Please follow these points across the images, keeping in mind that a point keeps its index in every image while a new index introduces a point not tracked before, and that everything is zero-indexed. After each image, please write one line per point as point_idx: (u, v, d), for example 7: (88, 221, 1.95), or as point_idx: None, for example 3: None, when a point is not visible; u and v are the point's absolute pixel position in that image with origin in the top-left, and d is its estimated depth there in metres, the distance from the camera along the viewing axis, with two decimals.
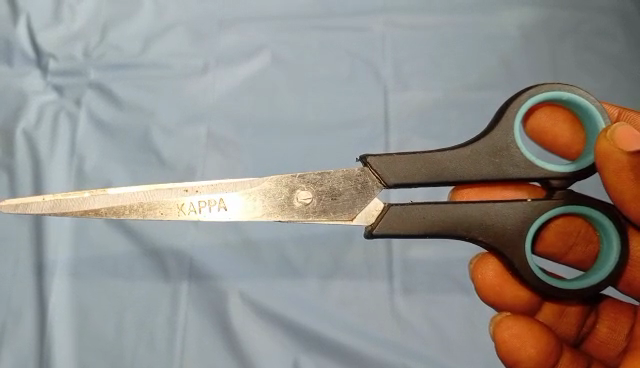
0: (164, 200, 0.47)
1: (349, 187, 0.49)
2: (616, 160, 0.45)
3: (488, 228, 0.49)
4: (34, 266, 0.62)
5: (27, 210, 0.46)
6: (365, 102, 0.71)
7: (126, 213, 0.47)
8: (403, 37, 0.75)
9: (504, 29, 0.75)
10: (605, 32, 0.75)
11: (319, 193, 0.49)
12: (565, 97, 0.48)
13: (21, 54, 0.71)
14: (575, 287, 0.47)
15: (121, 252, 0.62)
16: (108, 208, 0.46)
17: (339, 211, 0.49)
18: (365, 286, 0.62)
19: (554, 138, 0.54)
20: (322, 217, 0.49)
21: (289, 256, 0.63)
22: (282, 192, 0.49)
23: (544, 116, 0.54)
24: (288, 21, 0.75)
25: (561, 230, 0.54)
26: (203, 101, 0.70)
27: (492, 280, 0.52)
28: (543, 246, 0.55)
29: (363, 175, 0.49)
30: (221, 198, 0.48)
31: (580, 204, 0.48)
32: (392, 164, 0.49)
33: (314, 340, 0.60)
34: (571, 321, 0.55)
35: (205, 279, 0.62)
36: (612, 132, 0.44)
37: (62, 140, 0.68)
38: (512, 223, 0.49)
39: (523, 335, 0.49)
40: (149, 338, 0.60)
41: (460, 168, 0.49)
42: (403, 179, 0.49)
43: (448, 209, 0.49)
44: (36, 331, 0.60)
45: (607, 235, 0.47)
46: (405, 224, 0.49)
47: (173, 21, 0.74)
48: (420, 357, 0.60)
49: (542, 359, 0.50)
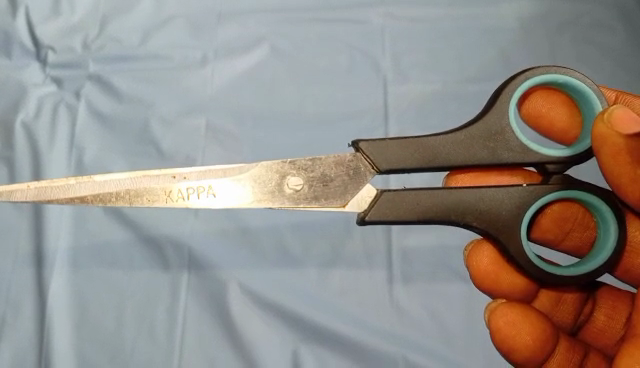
0: (152, 186, 0.47)
1: (340, 173, 0.49)
2: (612, 142, 0.45)
3: (482, 214, 0.49)
4: (33, 255, 0.62)
5: (12, 198, 0.46)
6: (364, 93, 0.71)
7: (112, 200, 0.47)
8: (403, 29, 0.75)
9: (502, 20, 0.75)
10: (603, 24, 0.75)
11: (310, 180, 0.49)
12: (561, 80, 0.48)
13: (21, 46, 0.71)
14: (573, 273, 0.47)
15: (120, 242, 0.62)
16: (94, 196, 0.46)
17: (330, 197, 0.49)
18: (365, 276, 0.62)
19: (550, 123, 0.54)
20: (313, 203, 0.49)
21: (288, 246, 0.63)
22: (273, 179, 0.48)
23: (540, 100, 0.54)
24: (287, 13, 0.75)
25: (558, 215, 0.54)
26: (203, 93, 0.70)
27: (487, 268, 0.52)
28: (539, 232, 0.55)
29: (355, 161, 0.49)
30: (210, 185, 0.48)
31: (576, 188, 0.48)
32: (385, 150, 0.49)
33: (314, 329, 0.60)
34: (569, 309, 0.55)
35: (203, 269, 0.62)
36: (609, 114, 0.44)
37: (61, 132, 0.68)
38: (507, 209, 0.49)
39: (519, 322, 0.49)
40: (149, 329, 0.60)
41: (454, 153, 0.49)
42: (397, 165, 0.49)
43: (442, 194, 0.49)
44: (36, 322, 0.60)
45: (605, 220, 0.47)
46: (399, 211, 0.48)
47: (173, 13, 0.74)
48: (419, 346, 0.60)
49: (539, 347, 0.49)
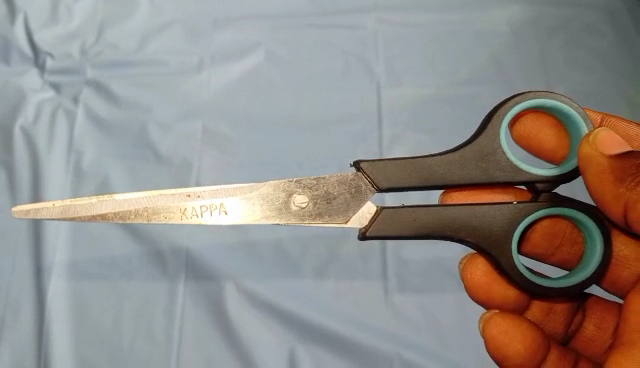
0: (168, 204, 0.47)
1: (343, 191, 0.50)
2: (596, 162, 0.46)
3: (476, 229, 0.50)
4: (32, 259, 0.63)
5: (37, 215, 0.46)
6: (358, 98, 0.72)
7: (132, 217, 0.47)
8: (396, 34, 0.76)
9: (493, 26, 0.76)
10: (593, 29, 0.77)
11: (314, 198, 0.50)
12: (548, 104, 0.49)
13: (19, 53, 0.72)
14: (561, 285, 0.48)
15: (118, 245, 0.63)
16: (115, 212, 0.47)
17: (333, 214, 0.50)
18: (359, 277, 0.63)
19: (539, 144, 0.56)
20: (317, 220, 0.50)
21: (284, 248, 0.64)
22: (280, 197, 0.49)
23: (530, 123, 0.56)
24: (282, 19, 0.76)
25: (547, 230, 0.55)
26: (200, 97, 0.71)
27: (480, 279, 0.53)
28: (530, 247, 0.56)
29: (356, 180, 0.50)
30: (221, 203, 0.48)
31: (565, 206, 0.49)
32: (385, 169, 0.50)
33: (311, 330, 0.61)
34: (559, 318, 0.57)
35: (200, 271, 0.63)
36: (594, 136, 0.46)
37: (60, 136, 0.69)
38: (498, 225, 0.50)
39: (511, 331, 0.50)
40: (148, 330, 0.60)
41: (449, 172, 0.50)
42: (395, 184, 0.50)
43: (437, 211, 0.50)
44: (35, 324, 0.60)
45: (592, 236, 0.48)
46: (398, 227, 0.50)
47: (170, 19, 0.75)
48: (415, 346, 0.61)
49: (530, 355, 0.50)
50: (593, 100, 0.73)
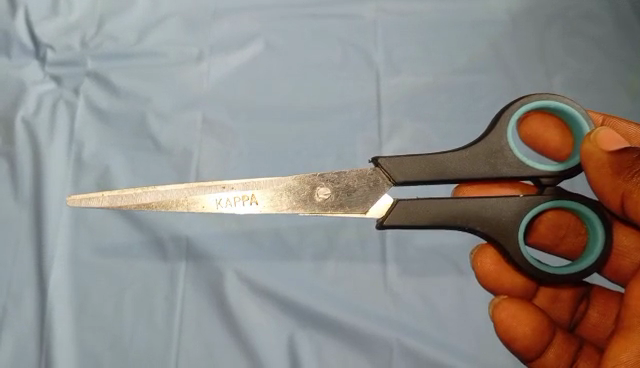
0: (205, 195, 0.50)
1: (362, 185, 0.52)
2: (596, 157, 0.48)
3: (486, 220, 0.52)
4: (34, 249, 0.63)
5: (89, 204, 0.49)
6: (357, 87, 0.73)
7: (173, 206, 0.50)
8: (394, 24, 0.76)
9: (492, 15, 0.76)
10: (593, 16, 0.77)
11: (336, 190, 0.52)
12: (552, 106, 0.52)
13: (20, 45, 0.73)
14: (565, 272, 0.50)
15: (119, 235, 0.64)
16: (158, 201, 0.50)
17: (353, 205, 0.52)
18: (359, 264, 0.63)
19: (544, 142, 0.57)
20: (339, 211, 0.52)
21: (284, 235, 0.64)
22: (305, 189, 0.52)
23: (536, 122, 0.57)
24: (280, 10, 0.77)
25: (552, 223, 0.57)
26: (199, 88, 0.72)
27: (490, 268, 0.55)
28: (537, 237, 0.58)
29: (374, 174, 0.52)
30: (252, 194, 0.51)
31: (567, 199, 0.51)
32: (401, 165, 0.52)
33: (311, 318, 0.61)
34: (565, 306, 0.58)
35: (201, 259, 0.63)
36: (595, 133, 0.48)
37: (60, 126, 0.69)
38: (506, 216, 0.52)
39: (519, 315, 0.52)
40: (149, 318, 0.61)
41: (460, 168, 0.52)
42: (410, 177, 0.52)
43: (449, 203, 0.52)
44: (38, 313, 0.61)
45: (592, 226, 0.50)
46: (413, 217, 0.52)
47: (169, 12, 0.75)
48: (415, 333, 0.61)
49: (536, 337, 0.52)
50: (593, 87, 0.73)
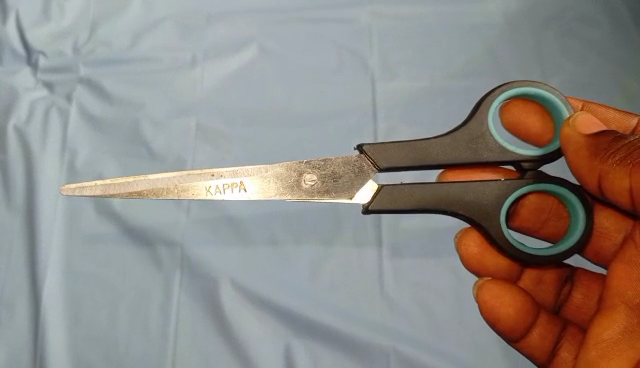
0: (195, 182, 0.51)
1: (348, 171, 0.53)
2: (574, 141, 0.49)
3: (468, 204, 0.53)
4: (27, 257, 0.63)
5: (82, 192, 0.50)
6: (352, 92, 0.72)
7: (164, 194, 0.51)
8: (390, 27, 0.76)
9: (488, 17, 0.76)
10: (590, 18, 0.76)
11: (322, 176, 0.53)
12: (532, 92, 0.52)
13: (11, 51, 0.72)
14: (546, 254, 0.51)
15: (113, 242, 0.63)
16: (149, 189, 0.50)
17: (339, 191, 0.53)
18: (355, 270, 0.62)
19: (526, 129, 0.58)
20: (325, 196, 0.52)
21: (280, 242, 0.63)
22: (292, 176, 0.52)
23: (518, 110, 0.58)
24: (276, 14, 0.76)
25: (534, 206, 0.58)
26: (193, 93, 0.71)
27: (475, 252, 0.57)
28: (519, 221, 0.60)
29: (359, 161, 0.53)
30: (240, 181, 0.52)
31: (549, 183, 0.52)
32: (385, 151, 0.53)
33: (307, 325, 0.61)
34: (549, 288, 0.60)
35: (195, 267, 0.62)
36: (574, 118, 0.49)
37: (53, 133, 0.68)
38: (488, 199, 0.53)
39: (502, 295, 0.54)
40: (144, 327, 0.60)
41: (442, 153, 0.53)
42: (394, 163, 0.53)
43: (432, 188, 0.53)
44: (31, 323, 0.60)
45: (573, 207, 0.51)
46: (397, 201, 0.53)
47: (162, 16, 0.75)
48: (412, 340, 0.60)
49: (521, 317, 0.55)
50: (590, 89, 0.73)
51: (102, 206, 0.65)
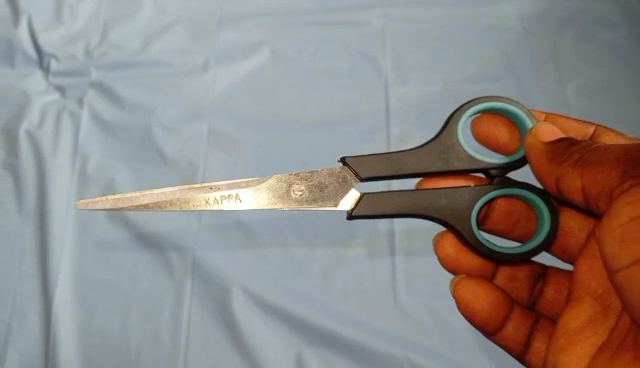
0: (195, 195, 0.53)
1: (333, 181, 0.54)
2: (535, 149, 0.51)
3: (442, 209, 0.54)
4: (39, 263, 0.62)
5: (94, 206, 0.53)
6: (365, 96, 0.71)
7: (168, 206, 0.52)
8: (403, 30, 0.75)
9: (502, 21, 0.75)
10: (606, 21, 0.75)
11: (309, 186, 0.54)
12: (498, 106, 0.55)
13: (23, 54, 0.72)
14: (516, 252, 0.52)
15: (124, 249, 0.63)
16: (155, 202, 0.52)
17: (326, 199, 0.54)
18: (367, 279, 0.62)
19: (493, 139, 0.60)
20: (312, 205, 0.54)
21: (291, 250, 0.63)
22: (282, 186, 0.54)
23: (486, 123, 0.60)
24: (287, 18, 0.76)
25: (504, 210, 0.59)
26: (205, 98, 0.71)
27: (450, 253, 0.58)
28: (490, 223, 0.60)
29: (342, 172, 0.55)
30: (236, 193, 0.53)
31: (516, 186, 0.54)
32: (364, 162, 0.54)
33: (319, 335, 0.60)
34: (523, 285, 0.60)
35: (207, 274, 0.62)
36: (535, 129, 0.52)
37: (65, 138, 0.68)
38: (462, 204, 0.54)
39: (477, 291, 0.56)
40: (155, 336, 0.60)
41: (418, 163, 0.54)
42: (374, 173, 0.54)
43: (408, 195, 0.54)
44: (42, 330, 0.60)
45: (539, 209, 0.53)
46: (377, 207, 0.54)
47: (174, 19, 0.74)
48: (424, 350, 0.60)
49: (494, 311, 0.56)
50: (606, 93, 0.72)
51: (113, 212, 0.64)
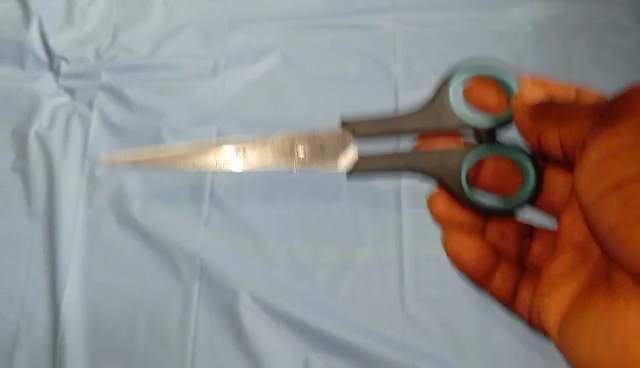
0: (201, 153, 0.63)
1: (334, 144, 0.64)
2: (518, 114, 0.60)
3: (433, 163, 0.61)
4: (47, 266, 0.63)
5: (111, 165, 0.65)
6: (375, 101, 0.71)
7: (177, 163, 0.63)
8: (414, 34, 0.75)
9: (513, 27, 0.75)
10: (620, 26, 0.75)
11: (312, 147, 0.63)
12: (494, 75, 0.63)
13: (34, 57, 0.72)
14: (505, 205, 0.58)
15: (132, 254, 0.63)
16: (169, 156, 0.63)
17: (326, 156, 0.63)
18: (375, 286, 0.62)
19: (484, 103, 0.64)
20: (313, 164, 0.63)
21: (299, 257, 0.63)
22: (286, 147, 0.64)
23: (481, 85, 0.64)
24: (298, 21, 0.75)
25: (495, 171, 0.61)
26: (214, 101, 0.71)
27: (444, 212, 0.62)
28: (482, 184, 0.62)
29: (345, 135, 0.64)
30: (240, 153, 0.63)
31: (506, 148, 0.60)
32: (358, 126, 0.64)
33: (326, 341, 0.60)
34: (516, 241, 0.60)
35: (214, 279, 0.62)
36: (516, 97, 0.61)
37: (74, 141, 0.68)
38: (453, 162, 0.60)
39: (467, 243, 0.60)
40: (162, 340, 0.60)
41: (409, 123, 0.64)
42: (366, 131, 0.64)
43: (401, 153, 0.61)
44: (50, 334, 0.60)
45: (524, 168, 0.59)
46: (369, 162, 0.62)
47: (184, 22, 0.75)
48: (432, 359, 0.59)
49: (483, 262, 0.59)
50: (620, 100, 0.71)
51: (122, 216, 0.64)
